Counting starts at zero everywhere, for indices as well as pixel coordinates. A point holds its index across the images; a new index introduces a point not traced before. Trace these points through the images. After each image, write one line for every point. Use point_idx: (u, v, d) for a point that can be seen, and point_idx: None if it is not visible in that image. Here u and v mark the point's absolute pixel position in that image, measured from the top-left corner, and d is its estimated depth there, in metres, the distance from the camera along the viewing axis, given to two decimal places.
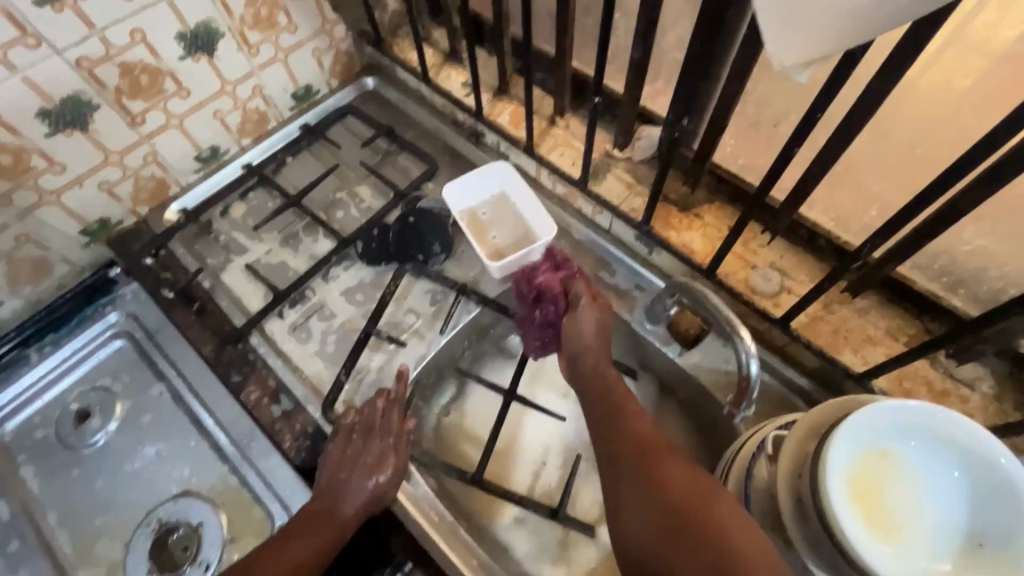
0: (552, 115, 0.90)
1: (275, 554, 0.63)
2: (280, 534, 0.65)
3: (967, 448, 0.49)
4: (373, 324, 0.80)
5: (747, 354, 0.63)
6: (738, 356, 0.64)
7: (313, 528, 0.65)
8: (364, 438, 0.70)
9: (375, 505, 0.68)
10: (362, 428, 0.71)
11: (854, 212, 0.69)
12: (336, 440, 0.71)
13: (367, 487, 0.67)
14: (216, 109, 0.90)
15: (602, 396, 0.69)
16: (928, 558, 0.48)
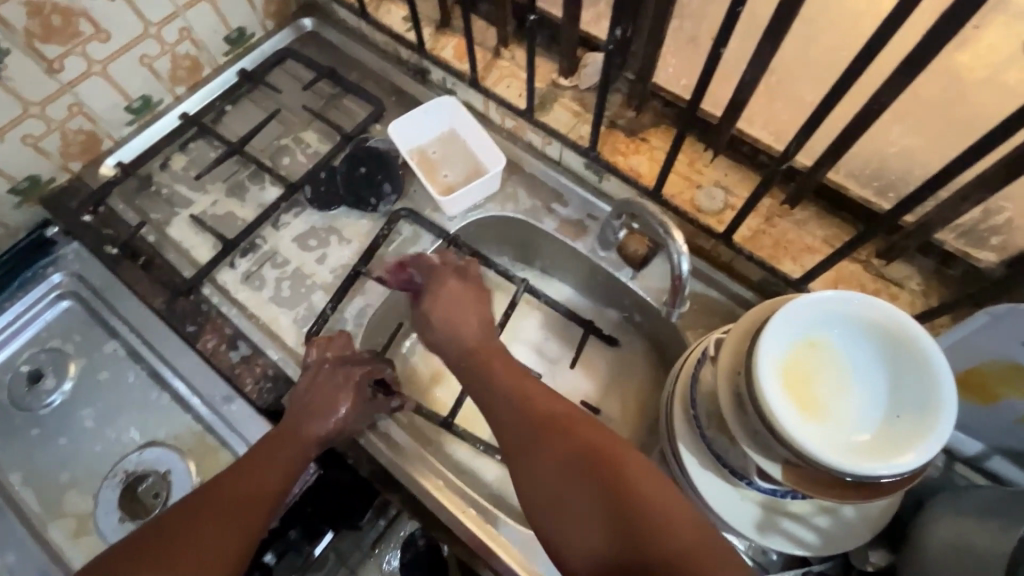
0: (496, 47, 0.88)
1: (233, 480, 0.63)
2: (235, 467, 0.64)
3: (886, 327, 0.53)
4: (363, 262, 0.81)
5: (678, 255, 0.67)
6: (671, 257, 0.67)
7: (269, 459, 0.64)
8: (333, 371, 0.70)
9: (337, 436, 0.69)
10: (334, 361, 0.71)
11: (790, 124, 0.71)
12: (304, 376, 0.71)
13: (334, 420, 0.68)
14: (142, 54, 0.85)
15: (467, 353, 0.68)
16: (850, 431, 0.52)
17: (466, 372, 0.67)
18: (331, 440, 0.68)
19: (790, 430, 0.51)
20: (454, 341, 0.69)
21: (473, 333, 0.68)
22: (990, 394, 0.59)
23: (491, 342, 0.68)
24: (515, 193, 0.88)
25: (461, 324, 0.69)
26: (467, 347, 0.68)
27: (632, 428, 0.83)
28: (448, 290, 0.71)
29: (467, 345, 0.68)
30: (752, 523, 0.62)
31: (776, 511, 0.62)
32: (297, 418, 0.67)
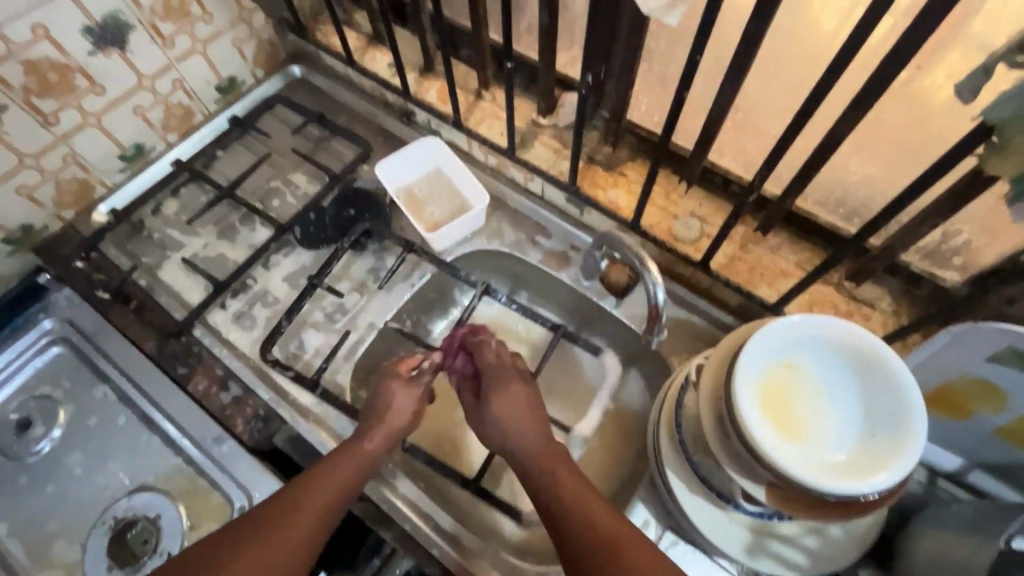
0: (478, 89, 0.93)
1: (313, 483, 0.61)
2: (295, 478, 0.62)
3: (860, 351, 0.55)
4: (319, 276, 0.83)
5: (655, 285, 0.68)
6: (647, 288, 0.68)
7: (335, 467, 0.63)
8: (365, 430, 0.67)
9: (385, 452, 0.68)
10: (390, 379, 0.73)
11: (757, 156, 0.75)
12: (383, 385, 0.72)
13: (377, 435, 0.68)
14: (135, 105, 0.88)
15: (534, 457, 0.63)
16: (826, 451, 0.53)
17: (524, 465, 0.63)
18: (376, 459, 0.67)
19: (770, 453, 0.52)
20: (514, 437, 0.65)
21: (534, 428, 0.65)
22: (961, 410, 0.61)
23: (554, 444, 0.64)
24: (500, 227, 0.90)
25: (521, 428, 0.65)
26: (526, 447, 0.64)
27: (621, 454, 0.84)
28: (512, 388, 0.69)
29: (530, 448, 0.63)
30: (741, 546, 0.63)
31: (764, 533, 0.63)
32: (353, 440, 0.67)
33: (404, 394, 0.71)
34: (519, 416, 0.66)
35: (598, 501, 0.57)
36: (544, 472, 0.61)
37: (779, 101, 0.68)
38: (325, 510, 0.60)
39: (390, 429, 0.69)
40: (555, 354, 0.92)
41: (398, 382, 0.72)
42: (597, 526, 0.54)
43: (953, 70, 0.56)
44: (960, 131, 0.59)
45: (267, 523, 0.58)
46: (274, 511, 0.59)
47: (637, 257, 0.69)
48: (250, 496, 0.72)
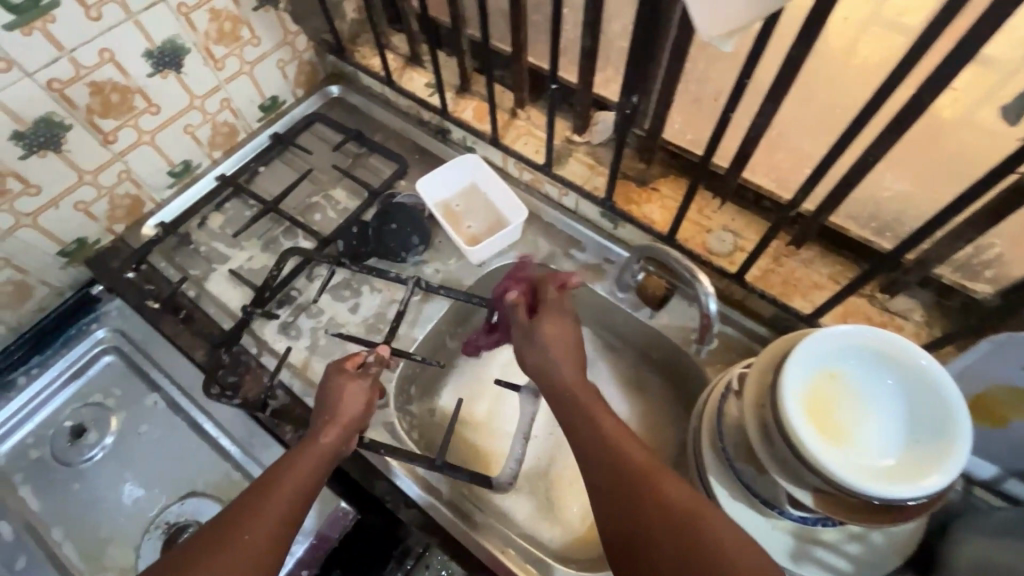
0: (513, 108, 0.96)
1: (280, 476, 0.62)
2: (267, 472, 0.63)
3: (901, 358, 0.57)
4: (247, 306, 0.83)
5: (706, 295, 0.69)
6: (699, 298, 0.70)
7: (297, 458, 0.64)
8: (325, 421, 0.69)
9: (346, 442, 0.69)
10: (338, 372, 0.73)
11: (790, 173, 0.78)
12: (332, 377, 0.73)
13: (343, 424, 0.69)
14: (186, 124, 0.92)
15: (563, 387, 0.67)
16: (874, 456, 0.55)
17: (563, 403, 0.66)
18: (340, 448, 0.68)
19: (818, 459, 0.54)
20: (555, 367, 0.68)
21: (573, 365, 0.68)
22: (999, 419, 0.63)
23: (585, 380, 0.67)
24: (535, 240, 0.93)
25: (561, 357, 0.69)
26: (563, 378, 0.67)
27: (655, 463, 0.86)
28: (560, 322, 0.72)
29: (564, 378, 0.67)
30: (786, 552, 0.64)
31: (808, 540, 0.64)
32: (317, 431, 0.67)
33: (356, 383, 0.72)
34: (559, 338, 0.70)
35: (668, 480, 0.55)
36: (581, 429, 0.62)
37: (814, 120, 0.71)
38: (295, 492, 0.61)
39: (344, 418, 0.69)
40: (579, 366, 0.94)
41: (350, 370, 0.74)
42: (664, 507, 0.53)
43: (1000, 92, 0.57)
44: (999, 148, 0.60)
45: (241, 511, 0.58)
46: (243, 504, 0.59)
47: (686, 269, 0.70)
48: None
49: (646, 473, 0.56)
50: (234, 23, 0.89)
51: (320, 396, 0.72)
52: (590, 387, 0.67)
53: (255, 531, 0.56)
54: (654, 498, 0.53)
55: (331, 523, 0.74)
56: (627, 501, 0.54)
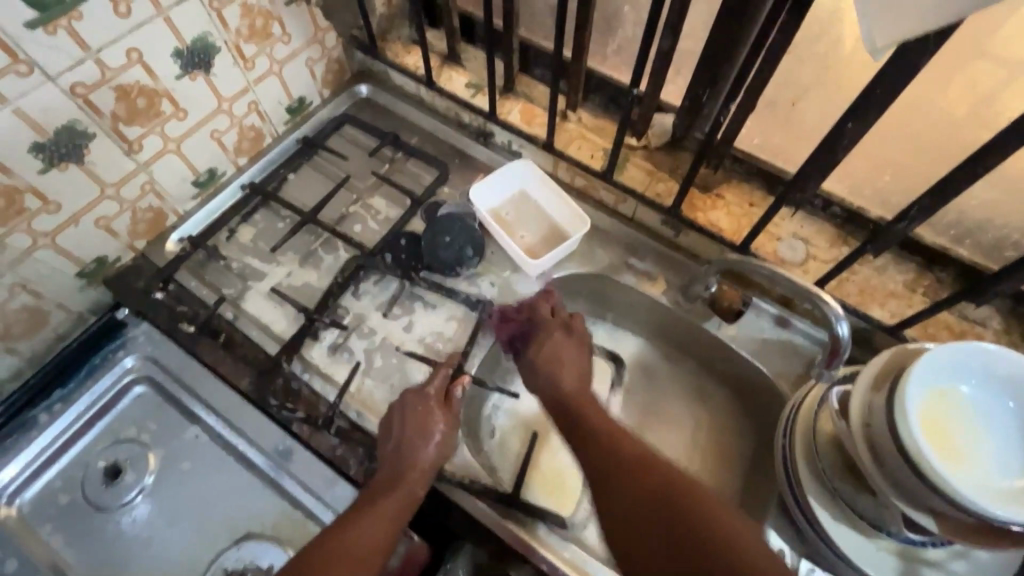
0: (563, 111, 0.92)
1: (364, 515, 0.62)
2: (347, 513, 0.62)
3: (1021, 378, 0.55)
4: (312, 311, 0.79)
5: (836, 317, 0.63)
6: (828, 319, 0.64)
7: (376, 500, 0.63)
8: (404, 467, 0.66)
9: (433, 471, 0.67)
10: (414, 399, 0.71)
11: (868, 179, 0.76)
12: (405, 405, 0.70)
13: (429, 450, 0.67)
14: (213, 129, 0.85)
15: (561, 397, 0.72)
16: (999, 479, 0.53)
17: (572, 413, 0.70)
18: (428, 477, 0.67)
19: (943, 480, 0.52)
20: (556, 379, 0.74)
21: (574, 378, 0.74)
22: None
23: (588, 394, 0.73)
24: (592, 250, 0.89)
25: (564, 367, 0.75)
26: (563, 389, 0.73)
27: (725, 479, 0.83)
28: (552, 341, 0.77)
29: (567, 390, 0.72)
30: (892, 572, 0.63)
31: (913, 559, 0.63)
32: (394, 466, 0.66)
33: (441, 423, 0.69)
34: (553, 362, 0.75)
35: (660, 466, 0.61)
36: (599, 443, 0.65)
37: (903, 127, 0.69)
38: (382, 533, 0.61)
39: (421, 463, 0.66)
40: (638, 378, 0.90)
41: (436, 407, 0.70)
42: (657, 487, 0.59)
43: None
44: None
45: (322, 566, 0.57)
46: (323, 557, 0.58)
47: (807, 289, 0.65)
48: None
49: (644, 460, 0.62)
50: (266, 19, 0.81)
51: (396, 431, 0.68)
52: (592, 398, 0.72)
53: None
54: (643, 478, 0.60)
55: (405, 559, 0.71)
56: (632, 483, 0.60)
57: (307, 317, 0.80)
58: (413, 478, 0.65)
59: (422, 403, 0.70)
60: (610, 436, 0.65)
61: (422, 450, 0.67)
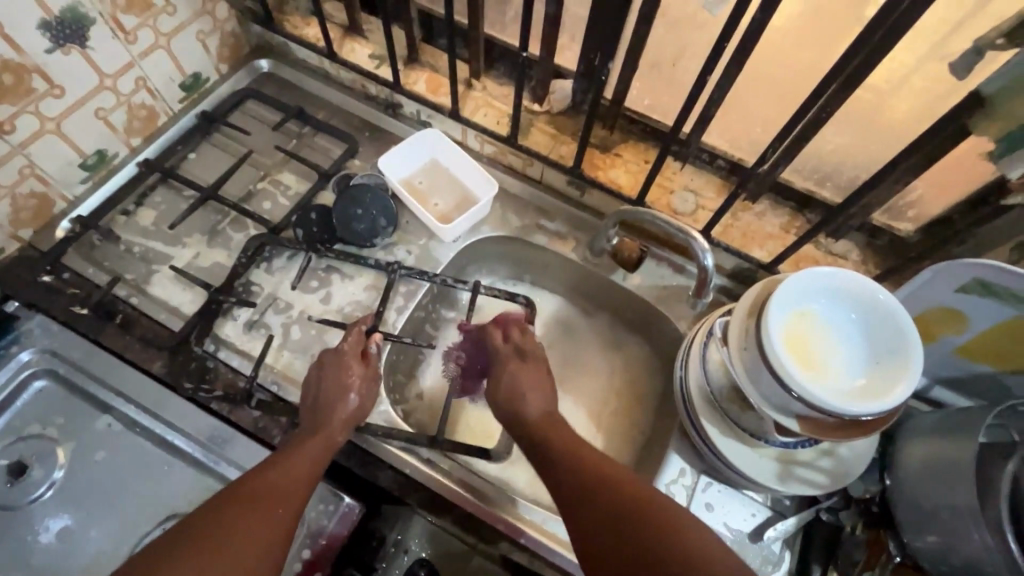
0: (468, 79, 0.94)
1: (282, 463, 0.63)
2: (265, 461, 0.64)
3: (862, 295, 0.64)
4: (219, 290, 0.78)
5: (702, 251, 0.74)
6: (696, 255, 0.74)
7: (295, 449, 0.65)
8: (322, 417, 0.68)
9: (353, 422, 0.71)
10: (330, 359, 0.73)
11: (744, 133, 0.83)
12: (326, 363, 0.73)
13: (349, 404, 0.70)
14: (97, 107, 0.80)
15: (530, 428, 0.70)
16: (845, 381, 0.62)
17: (532, 447, 0.68)
18: (350, 425, 0.70)
19: (799, 385, 0.60)
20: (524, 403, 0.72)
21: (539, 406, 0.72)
22: (929, 334, 0.74)
23: (550, 414, 0.71)
24: (504, 215, 0.92)
25: (528, 395, 0.73)
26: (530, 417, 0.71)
27: (638, 417, 0.90)
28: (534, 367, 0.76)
29: (532, 415, 0.71)
30: (774, 475, 0.72)
31: (789, 461, 0.72)
32: (317, 419, 0.68)
33: (356, 377, 0.72)
34: (528, 380, 0.74)
35: (623, 475, 0.60)
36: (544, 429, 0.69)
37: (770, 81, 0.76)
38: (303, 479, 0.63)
39: (339, 414, 0.69)
40: (553, 332, 0.96)
41: (352, 362, 0.73)
42: (617, 491, 0.58)
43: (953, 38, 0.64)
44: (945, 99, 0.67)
45: (230, 515, 0.58)
46: (232, 502, 0.59)
47: (680, 230, 0.74)
48: None
49: (599, 470, 0.61)
50: None
51: (315, 388, 0.71)
52: (555, 421, 0.70)
53: (273, 516, 0.59)
54: (598, 491, 0.59)
55: (341, 519, 0.71)
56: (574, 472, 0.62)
57: (213, 296, 0.79)
58: (330, 427, 0.68)
59: (341, 360, 0.73)
60: (569, 448, 0.65)
61: (341, 402, 0.69)
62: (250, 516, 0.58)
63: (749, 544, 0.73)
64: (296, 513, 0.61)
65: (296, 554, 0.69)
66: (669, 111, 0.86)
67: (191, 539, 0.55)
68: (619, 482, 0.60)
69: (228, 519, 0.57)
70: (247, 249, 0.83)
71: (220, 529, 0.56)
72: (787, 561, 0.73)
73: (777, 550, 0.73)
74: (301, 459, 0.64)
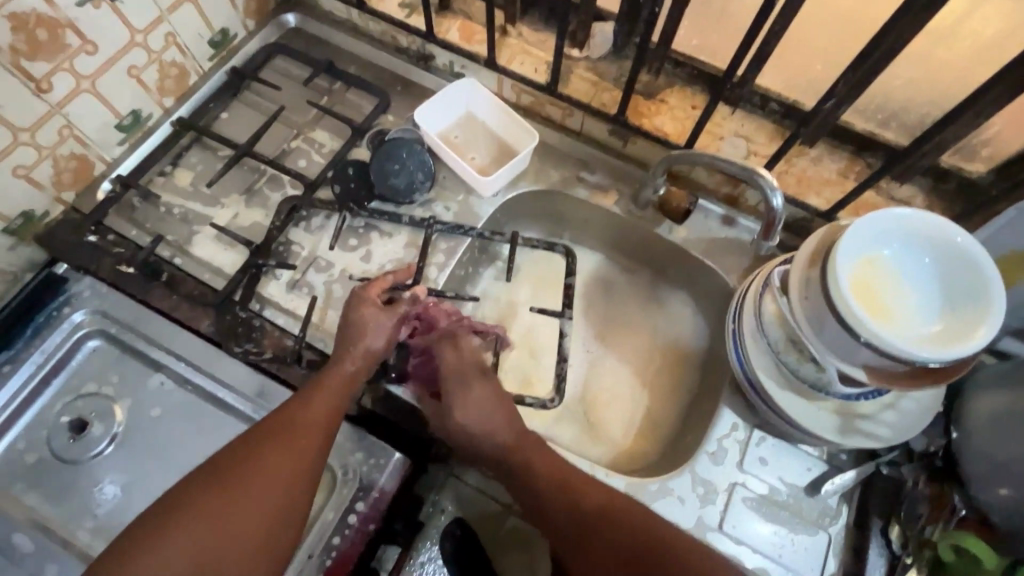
0: (503, 26, 0.89)
1: (307, 400, 0.65)
2: (292, 398, 0.66)
3: (937, 237, 0.60)
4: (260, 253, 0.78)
5: (770, 191, 0.70)
6: (762, 195, 0.71)
7: (319, 385, 0.66)
8: (342, 354, 0.69)
9: (377, 360, 0.71)
10: (357, 304, 0.72)
11: (801, 72, 0.78)
12: (354, 309, 0.72)
13: (375, 342, 0.70)
14: (130, 65, 0.78)
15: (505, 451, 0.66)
16: (918, 327, 0.59)
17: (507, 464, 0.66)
18: (374, 362, 0.70)
19: (869, 331, 0.57)
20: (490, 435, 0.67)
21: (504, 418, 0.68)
22: (1005, 282, 0.69)
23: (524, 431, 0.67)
24: (543, 168, 0.89)
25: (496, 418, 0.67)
26: (503, 442, 0.66)
27: (685, 373, 0.88)
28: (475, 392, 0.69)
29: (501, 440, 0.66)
30: (833, 428, 0.70)
31: (849, 414, 0.70)
32: (343, 359, 0.69)
33: (377, 322, 0.71)
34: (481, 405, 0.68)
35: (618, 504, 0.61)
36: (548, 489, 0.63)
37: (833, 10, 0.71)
38: (326, 411, 0.65)
39: (363, 353, 0.69)
40: (595, 289, 0.94)
41: (379, 306, 0.72)
42: (621, 527, 0.58)
43: None
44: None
45: (251, 450, 0.60)
46: (256, 440, 0.61)
47: (742, 170, 0.70)
48: (348, 460, 0.72)
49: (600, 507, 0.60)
50: None
51: (340, 330, 0.71)
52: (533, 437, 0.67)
53: (297, 446, 0.61)
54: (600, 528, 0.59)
55: (392, 472, 0.71)
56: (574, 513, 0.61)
57: (255, 258, 0.78)
58: (347, 359, 0.68)
59: (359, 304, 0.71)
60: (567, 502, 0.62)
61: (369, 342, 0.70)
62: (276, 452, 0.60)
63: (805, 498, 0.71)
64: (321, 443, 0.63)
65: (350, 506, 0.70)
66: (720, 51, 0.81)
67: (224, 471, 0.59)
68: (624, 517, 0.59)
69: (252, 457, 0.60)
70: (283, 210, 0.82)
71: (248, 463, 0.59)
72: (846, 515, 0.71)
73: (835, 504, 0.71)
74: (325, 395, 0.66)
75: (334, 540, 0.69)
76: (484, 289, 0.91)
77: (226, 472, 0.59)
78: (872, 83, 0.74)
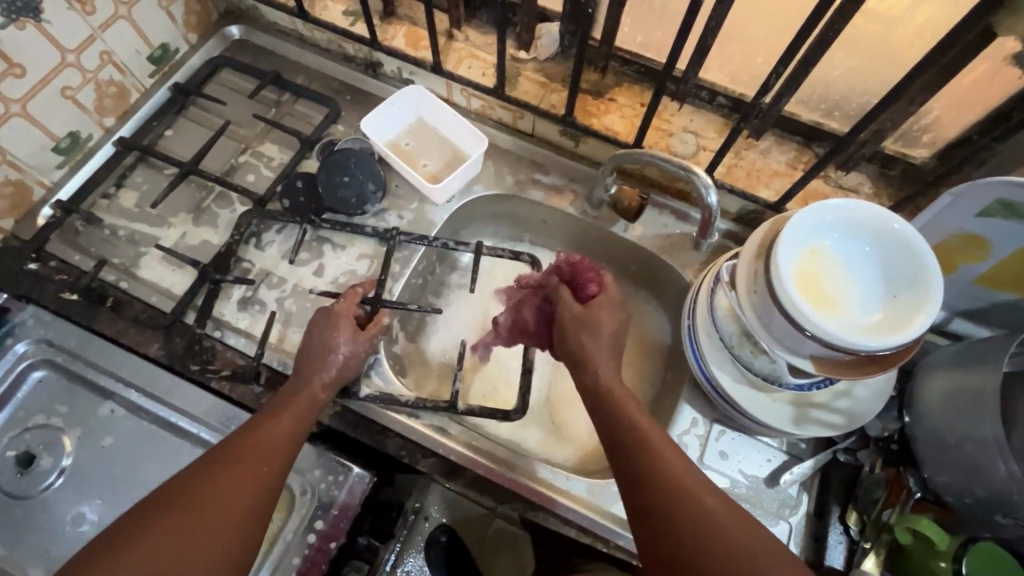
0: (449, 31, 0.89)
1: (267, 423, 0.64)
2: (249, 423, 0.64)
3: (877, 226, 0.60)
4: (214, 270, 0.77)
5: (706, 188, 0.70)
6: (699, 193, 0.71)
7: (280, 408, 0.65)
8: (307, 378, 0.68)
9: (342, 381, 0.70)
10: (321, 322, 0.72)
11: (743, 66, 0.78)
12: (315, 328, 0.71)
13: (336, 362, 0.69)
14: (63, 85, 0.76)
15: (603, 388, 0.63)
16: (861, 316, 0.59)
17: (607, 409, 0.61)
18: (338, 384, 0.70)
19: (813, 323, 0.57)
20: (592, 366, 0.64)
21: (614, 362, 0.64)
22: (950, 265, 0.71)
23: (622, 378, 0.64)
24: (497, 172, 0.88)
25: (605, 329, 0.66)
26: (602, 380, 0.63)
27: (648, 370, 0.88)
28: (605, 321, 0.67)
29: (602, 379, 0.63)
30: (789, 420, 0.70)
31: (804, 404, 0.71)
32: (304, 381, 0.68)
33: (340, 345, 0.70)
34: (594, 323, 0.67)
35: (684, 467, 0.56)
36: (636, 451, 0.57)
37: None
38: (286, 435, 0.63)
39: (324, 375, 0.69)
40: None
41: (342, 324, 0.71)
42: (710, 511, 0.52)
43: None
44: None
45: (206, 476, 0.59)
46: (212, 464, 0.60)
47: (684, 169, 0.70)
48: (308, 477, 0.71)
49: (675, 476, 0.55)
50: None
51: (301, 349, 0.70)
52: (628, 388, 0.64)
53: (255, 470, 0.60)
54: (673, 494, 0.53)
55: (351, 490, 0.70)
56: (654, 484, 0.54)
57: (206, 277, 0.77)
58: (313, 384, 0.68)
59: (329, 322, 0.71)
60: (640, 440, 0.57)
61: (328, 363, 0.69)
62: (231, 477, 0.59)
63: (765, 488, 0.72)
64: (280, 468, 0.61)
65: (310, 525, 0.69)
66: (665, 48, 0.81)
67: (178, 496, 0.57)
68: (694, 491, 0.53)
69: (210, 484, 0.58)
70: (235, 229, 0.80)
71: (201, 489, 0.57)
72: (805, 504, 0.72)
73: (795, 494, 0.72)
74: (285, 419, 0.65)
75: (295, 560, 0.68)
76: (444, 296, 0.90)
77: (179, 501, 0.56)
78: (813, 72, 0.74)
